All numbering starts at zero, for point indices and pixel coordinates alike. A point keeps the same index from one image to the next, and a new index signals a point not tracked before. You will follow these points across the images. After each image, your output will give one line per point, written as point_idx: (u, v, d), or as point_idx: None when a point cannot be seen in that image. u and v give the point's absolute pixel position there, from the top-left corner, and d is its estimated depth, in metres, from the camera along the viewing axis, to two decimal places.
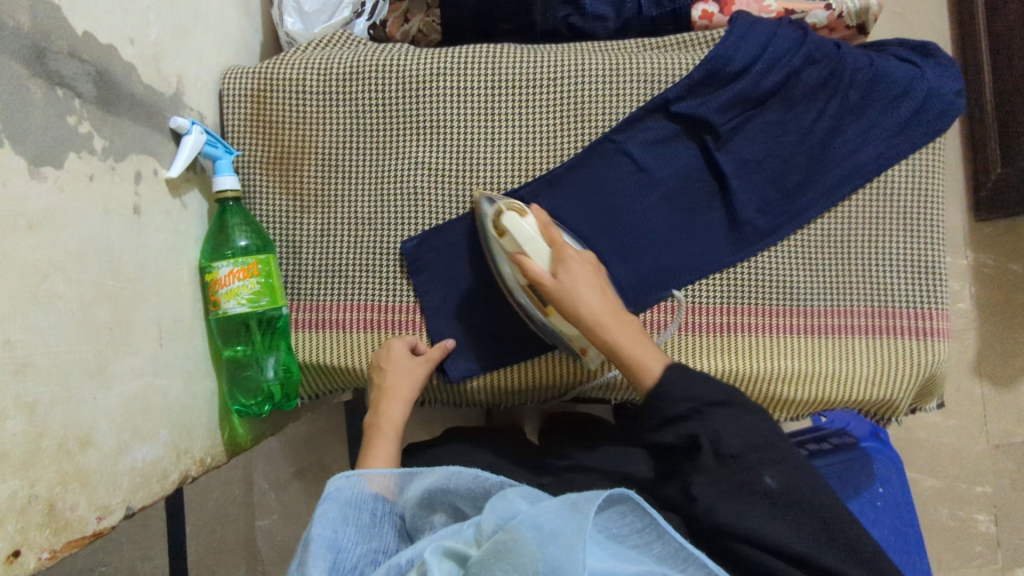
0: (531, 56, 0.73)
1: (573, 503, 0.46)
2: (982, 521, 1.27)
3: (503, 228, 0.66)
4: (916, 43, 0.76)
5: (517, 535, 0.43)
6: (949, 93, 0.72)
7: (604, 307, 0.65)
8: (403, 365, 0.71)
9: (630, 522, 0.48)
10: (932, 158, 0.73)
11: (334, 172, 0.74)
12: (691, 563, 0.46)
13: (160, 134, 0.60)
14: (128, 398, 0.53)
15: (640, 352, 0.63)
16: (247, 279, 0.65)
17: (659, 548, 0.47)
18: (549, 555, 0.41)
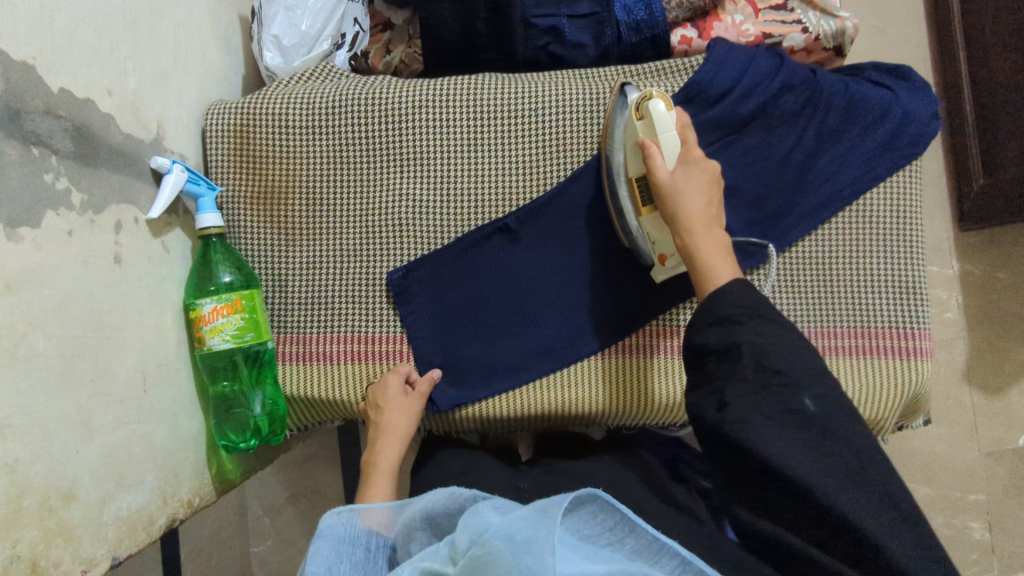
0: (511, 88, 0.74)
1: (542, 510, 0.45)
2: (977, 529, 1.27)
3: (643, 112, 0.66)
4: (890, 66, 0.77)
5: (489, 547, 0.42)
6: (925, 115, 0.72)
7: (701, 214, 0.64)
8: (399, 402, 0.71)
9: (600, 520, 0.48)
10: (911, 180, 0.73)
11: (318, 205, 0.74)
12: (665, 554, 0.46)
13: (141, 179, 0.60)
14: (112, 449, 0.53)
15: (716, 260, 0.62)
16: (231, 315, 0.65)
17: (633, 542, 0.47)
18: (524, 564, 0.40)
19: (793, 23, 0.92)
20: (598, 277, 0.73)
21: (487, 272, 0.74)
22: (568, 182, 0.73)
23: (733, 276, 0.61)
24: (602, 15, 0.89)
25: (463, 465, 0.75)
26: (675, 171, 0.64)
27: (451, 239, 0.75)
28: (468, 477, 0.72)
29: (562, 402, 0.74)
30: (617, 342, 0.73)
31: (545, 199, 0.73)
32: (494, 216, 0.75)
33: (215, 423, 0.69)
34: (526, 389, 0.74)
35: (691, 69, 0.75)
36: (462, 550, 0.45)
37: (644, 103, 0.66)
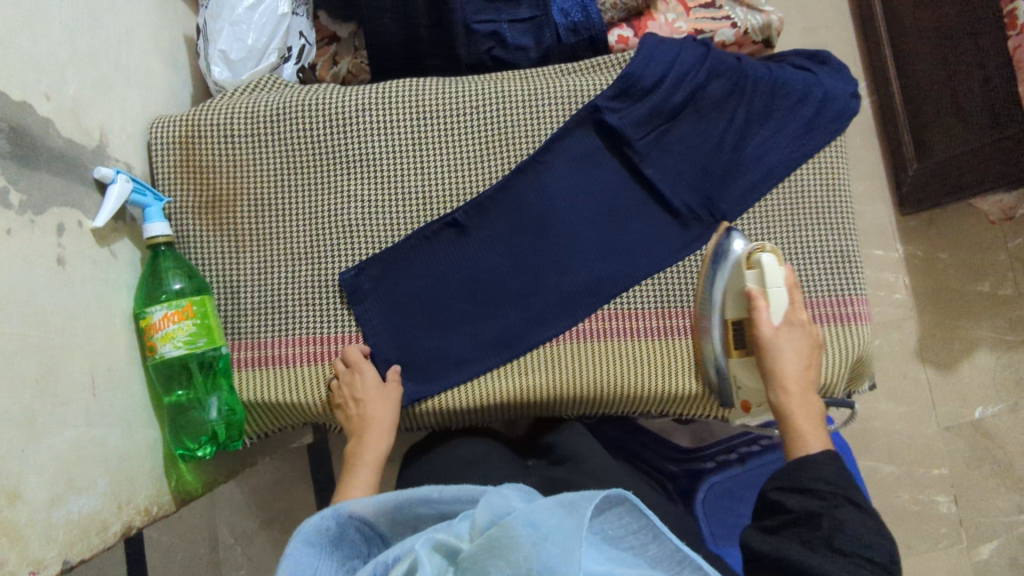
0: (453, 86, 0.76)
1: (569, 503, 0.46)
2: (943, 502, 1.30)
3: (753, 264, 0.70)
4: (811, 52, 0.80)
5: (511, 531, 0.43)
6: (842, 94, 0.76)
7: (798, 376, 0.68)
8: (377, 392, 0.71)
9: (625, 523, 0.49)
10: (837, 155, 0.76)
11: (267, 211, 0.74)
12: (687, 565, 0.47)
13: (84, 185, 0.60)
14: (60, 450, 0.52)
15: (808, 424, 0.66)
16: (182, 321, 0.65)
17: (656, 549, 0.48)
18: (544, 555, 0.42)
19: (721, 19, 0.97)
20: (549, 265, 0.74)
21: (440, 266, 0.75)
22: (514, 172, 0.74)
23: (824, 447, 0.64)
24: (541, 19, 0.91)
25: (430, 464, 0.74)
26: (778, 330, 0.69)
27: (401, 237, 0.75)
28: (436, 475, 0.72)
29: (527, 389, 0.73)
30: (575, 324, 0.73)
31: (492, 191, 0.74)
32: (444, 210, 0.75)
33: (170, 432, 0.68)
34: (488, 376, 0.73)
35: (623, 64, 0.76)
36: (479, 529, 0.46)
37: (756, 254, 0.70)
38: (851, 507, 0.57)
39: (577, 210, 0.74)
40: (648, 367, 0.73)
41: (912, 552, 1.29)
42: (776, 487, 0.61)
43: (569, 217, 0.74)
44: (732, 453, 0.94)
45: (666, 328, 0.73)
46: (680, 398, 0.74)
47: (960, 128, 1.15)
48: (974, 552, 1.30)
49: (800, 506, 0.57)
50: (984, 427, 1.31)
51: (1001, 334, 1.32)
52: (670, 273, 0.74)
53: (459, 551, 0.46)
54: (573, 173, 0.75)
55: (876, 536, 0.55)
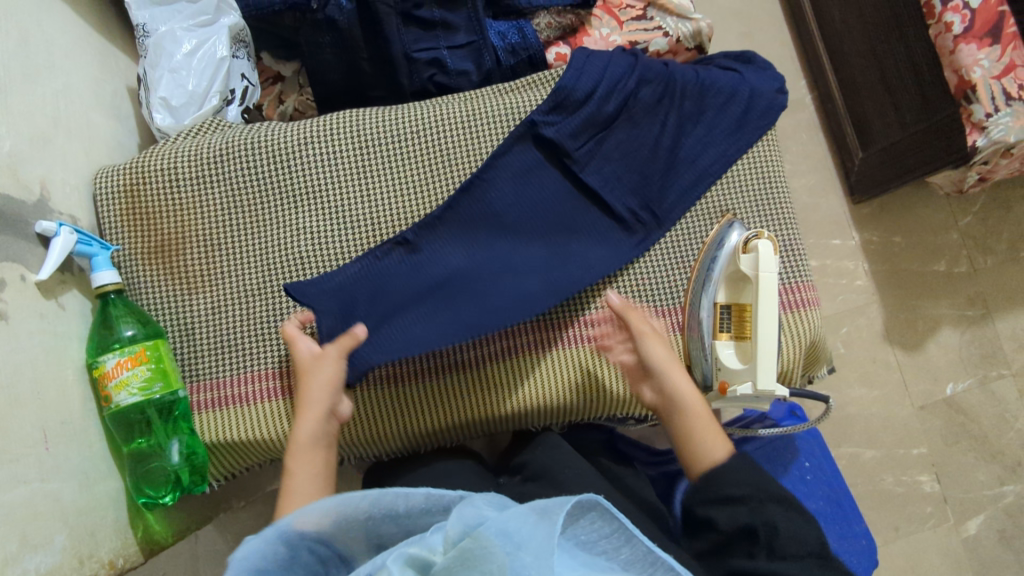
0: (393, 115, 0.78)
1: (542, 510, 0.46)
2: (926, 482, 1.31)
3: (750, 247, 0.71)
4: (737, 53, 0.83)
5: (485, 542, 0.43)
6: (769, 90, 0.79)
7: (682, 390, 0.67)
8: (311, 363, 0.69)
9: (597, 527, 0.48)
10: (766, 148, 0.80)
11: (217, 250, 0.75)
12: (659, 567, 0.47)
13: (25, 240, 0.60)
14: (10, 507, 0.51)
15: (706, 422, 0.65)
16: (137, 367, 0.64)
17: (628, 552, 0.48)
18: (517, 564, 0.42)
19: (654, 30, 1.00)
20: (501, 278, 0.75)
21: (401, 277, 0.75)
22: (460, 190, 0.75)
23: (721, 447, 0.64)
24: (479, 43, 0.92)
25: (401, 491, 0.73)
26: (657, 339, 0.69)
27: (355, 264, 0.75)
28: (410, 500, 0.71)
29: (489, 402, 0.74)
30: (531, 335, 0.74)
31: (437, 211, 0.75)
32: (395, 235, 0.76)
33: (132, 480, 0.67)
34: (449, 394, 0.73)
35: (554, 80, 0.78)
36: (451, 541, 0.45)
37: (752, 240, 0.71)
38: (774, 506, 0.57)
39: (525, 222, 0.76)
40: (607, 369, 0.74)
41: (902, 535, 1.29)
42: (700, 501, 0.60)
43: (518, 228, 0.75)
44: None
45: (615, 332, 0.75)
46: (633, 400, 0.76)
47: (895, 116, 1.19)
48: (962, 528, 1.30)
49: (732, 516, 0.57)
50: (957, 403, 1.33)
51: (961, 310, 1.35)
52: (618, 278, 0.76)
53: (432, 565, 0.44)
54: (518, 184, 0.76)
55: (813, 531, 0.56)
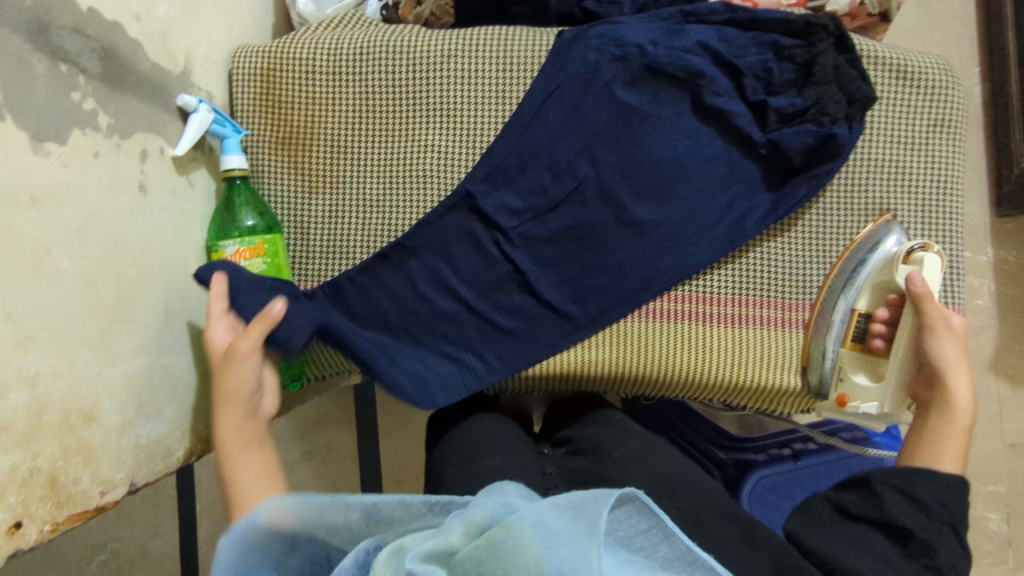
0: (549, 40, 0.71)
1: (577, 507, 0.38)
2: (994, 520, 1.12)
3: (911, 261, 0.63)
4: (727, 58, 0.67)
5: (514, 531, 0.36)
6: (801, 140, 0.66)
7: (955, 374, 0.58)
8: (230, 359, 0.57)
9: (633, 522, 0.38)
10: (890, 48, 0.69)
11: (341, 157, 0.71)
12: (699, 567, 0.37)
13: (166, 112, 0.60)
14: (134, 376, 0.53)
15: (958, 439, 0.55)
16: (253, 258, 0.64)
17: (665, 550, 0.38)
18: (555, 556, 0.34)
19: None
20: (633, 248, 0.69)
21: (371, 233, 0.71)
22: (608, 119, 0.69)
23: (956, 469, 0.53)
24: None
25: (461, 432, 0.68)
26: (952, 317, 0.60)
27: (459, 180, 0.71)
28: (465, 442, 0.65)
29: (592, 362, 0.71)
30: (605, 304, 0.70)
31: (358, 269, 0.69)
32: (469, 165, 0.71)
33: None
34: (555, 361, 0.71)
35: (483, 48, 0.70)
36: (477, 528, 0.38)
37: (916, 251, 0.63)
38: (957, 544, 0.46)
39: (669, 180, 0.68)
40: (721, 352, 0.70)
41: None
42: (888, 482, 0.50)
43: (670, 189, 0.68)
44: (786, 449, 0.89)
45: (652, 311, 0.70)
46: (662, 384, 0.72)
47: None
48: None
49: (886, 515, 0.48)
50: None
51: None
52: (767, 257, 0.70)
53: (454, 550, 0.37)
54: (660, 127, 0.68)
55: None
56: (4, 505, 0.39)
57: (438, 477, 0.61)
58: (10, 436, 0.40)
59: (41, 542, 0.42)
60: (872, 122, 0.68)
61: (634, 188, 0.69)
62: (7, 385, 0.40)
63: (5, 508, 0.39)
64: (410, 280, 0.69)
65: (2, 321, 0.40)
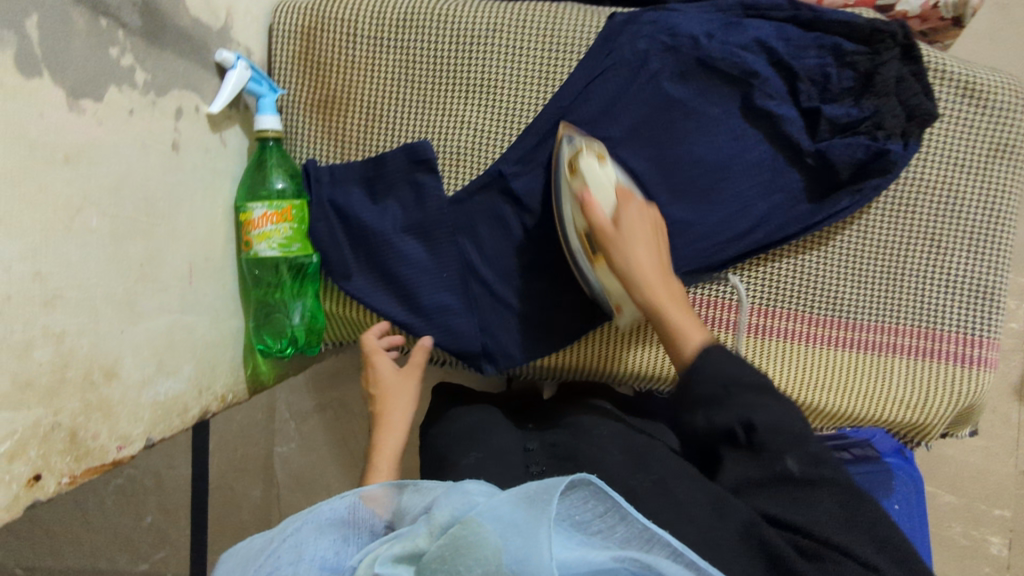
0: (598, 22, 0.68)
1: (532, 496, 0.37)
2: (995, 544, 1.07)
3: (575, 168, 0.61)
4: (783, 61, 0.64)
5: (476, 527, 0.35)
6: (855, 150, 0.63)
7: (653, 266, 0.60)
8: (394, 384, 0.68)
9: (587, 507, 0.37)
10: (959, 62, 0.65)
11: (375, 125, 0.70)
12: (656, 544, 0.36)
13: (204, 68, 0.59)
14: (156, 334, 0.53)
15: (682, 317, 0.58)
16: (281, 223, 0.64)
17: (623, 531, 0.37)
18: (511, 545, 0.33)
19: None
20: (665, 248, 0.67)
21: (398, 205, 0.70)
22: (651, 111, 0.66)
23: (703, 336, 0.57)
24: None
25: (469, 410, 0.67)
26: (626, 211, 0.60)
27: (492, 160, 0.69)
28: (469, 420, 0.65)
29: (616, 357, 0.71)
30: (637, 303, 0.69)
31: (377, 240, 0.69)
32: (505, 145, 0.69)
33: (253, 325, 0.68)
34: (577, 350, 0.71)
35: (530, 25, 0.68)
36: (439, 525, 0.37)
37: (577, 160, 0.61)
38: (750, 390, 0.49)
39: (707, 181, 0.66)
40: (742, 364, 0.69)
41: None
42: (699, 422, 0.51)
43: (709, 190, 0.66)
44: None
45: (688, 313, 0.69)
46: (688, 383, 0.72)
47: None
48: None
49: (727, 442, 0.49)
50: None
51: None
52: (803, 271, 0.67)
53: (421, 553, 0.36)
54: (704, 124, 0.66)
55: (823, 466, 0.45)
56: (26, 458, 0.41)
57: (442, 455, 0.61)
58: (34, 392, 0.41)
59: (59, 494, 0.43)
60: (929, 140, 0.65)
61: (671, 184, 0.66)
62: (32, 342, 0.40)
63: (27, 461, 0.41)
64: (435, 258, 0.69)
65: (31, 279, 0.40)
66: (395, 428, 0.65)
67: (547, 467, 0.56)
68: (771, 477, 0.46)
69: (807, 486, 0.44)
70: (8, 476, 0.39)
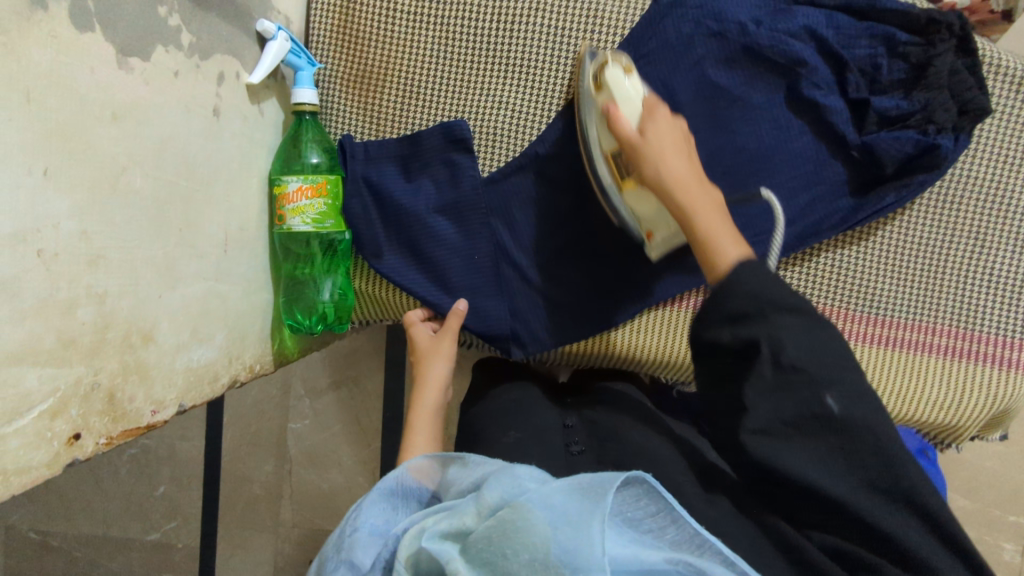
0: (644, 2, 0.66)
1: (585, 488, 0.37)
2: (1009, 550, 1.04)
3: (602, 81, 0.58)
4: (832, 51, 0.63)
5: (526, 513, 0.35)
6: (904, 143, 0.61)
7: (688, 177, 0.54)
8: (426, 348, 0.67)
9: (639, 506, 0.38)
10: (1013, 57, 0.63)
11: (412, 101, 0.69)
12: (706, 550, 0.36)
13: (246, 36, 0.58)
14: (191, 301, 0.53)
15: (720, 231, 0.52)
16: (315, 198, 0.63)
17: (673, 534, 0.37)
18: (563, 535, 0.33)
19: None
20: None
21: (432, 184, 0.69)
22: (692, 96, 0.65)
23: (744, 253, 0.51)
24: None
25: (497, 394, 0.67)
26: (653, 122, 0.55)
27: (529, 141, 0.68)
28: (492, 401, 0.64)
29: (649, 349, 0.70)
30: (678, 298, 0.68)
31: (409, 218, 0.68)
32: (541, 127, 0.68)
33: (283, 300, 0.67)
34: (610, 340, 0.70)
35: (572, 4, 0.66)
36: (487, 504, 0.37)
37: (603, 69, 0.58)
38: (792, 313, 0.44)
39: (747, 170, 0.65)
40: None
41: None
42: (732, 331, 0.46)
43: (749, 180, 0.65)
44: None
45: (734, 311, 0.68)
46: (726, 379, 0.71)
47: None
48: None
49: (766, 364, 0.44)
50: None
51: None
52: (842, 267, 0.66)
53: (468, 531, 0.37)
54: (746, 111, 0.65)
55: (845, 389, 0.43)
56: (67, 417, 0.40)
57: (474, 438, 0.61)
58: (77, 351, 0.41)
59: (96, 454, 0.43)
60: (978, 137, 0.63)
61: (709, 172, 0.65)
62: (76, 302, 0.40)
63: (67, 420, 0.41)
64: (466, 237, 0.68)
65: (76, 237, 0.40)
66: (428, 392, 0.65)
67: (586, 447, 0.57)
68: (809, 416, 0.43)
69: (848, 430, 0.42)
70: (49, 434, 0.39)
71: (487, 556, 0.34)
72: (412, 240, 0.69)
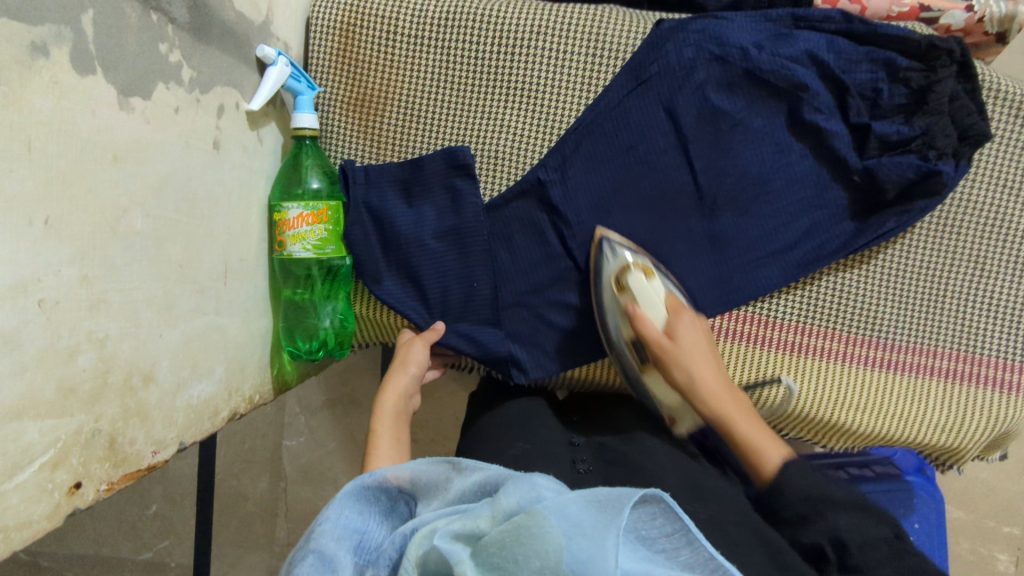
0: (645, 28, 0.66)
1: (602, 501, 0.36)
2: (1002, 561, 1.04)
3: (624, 284, 0.64)
4: (833, 75, 0.63)
5: (543, 519, 0.34)
6: (905, 166, 0.62)
7: (717, 377, 0.61)
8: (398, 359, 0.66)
9: (655, 524, 0.36)
10: (1012, 82, 0.63)
11: (412, 125, 0.68)
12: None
13: (246, 64, 0.57)
14: (192, 336, 0.52)
15: (755, 431, 0.57)
16: (316, 224, 0.62)
17: (687, 555, 0.36)
18: (577, 547, 0.32)
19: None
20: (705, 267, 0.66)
21: (433, 210, 0.68)
22: (693, 122, 0.65)
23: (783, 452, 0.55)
24: None
25: (498, 414, 0.66)
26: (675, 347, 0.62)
27: (530, 166, 0.68)
28: (496, 426, 0.63)
29: None
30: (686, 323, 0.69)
31: (410, 243, 0.68)
32: (543, 151, 0.68)
33: (283, 325, 0.66)
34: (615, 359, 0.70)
35: (574, 29, 0.66)
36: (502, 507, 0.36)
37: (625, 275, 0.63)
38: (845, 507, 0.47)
39: (748, 195, 0.65)
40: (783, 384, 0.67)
41: None
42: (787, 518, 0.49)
43: (750, 204, 0.65)
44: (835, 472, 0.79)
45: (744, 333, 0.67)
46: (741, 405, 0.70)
47: None
48: None
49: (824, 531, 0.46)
50: None
51: None
52: (847, 291, 0.66)
53: (480, 535, 0.36)
54: (747, 136, 0.64)
55: (859, 514, 0.46)
56: (67, 466, 0.40)
57: None
58: (77, 398, 0.40)
59: (97, 501, 0.42)
60: (979, 162, 0.64)
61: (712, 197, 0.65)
62: (77, 348, 0.39)
63: (68, 469, 0.40)
64: (467, 262, 0.68)
65: (77, 283, 0.39)
66: (387, 395, 0.63)
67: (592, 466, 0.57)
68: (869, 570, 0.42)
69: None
70: (50, 486, 0.38)
71: (498, 561, 0.34)
72: (413, 265, 0.68)
